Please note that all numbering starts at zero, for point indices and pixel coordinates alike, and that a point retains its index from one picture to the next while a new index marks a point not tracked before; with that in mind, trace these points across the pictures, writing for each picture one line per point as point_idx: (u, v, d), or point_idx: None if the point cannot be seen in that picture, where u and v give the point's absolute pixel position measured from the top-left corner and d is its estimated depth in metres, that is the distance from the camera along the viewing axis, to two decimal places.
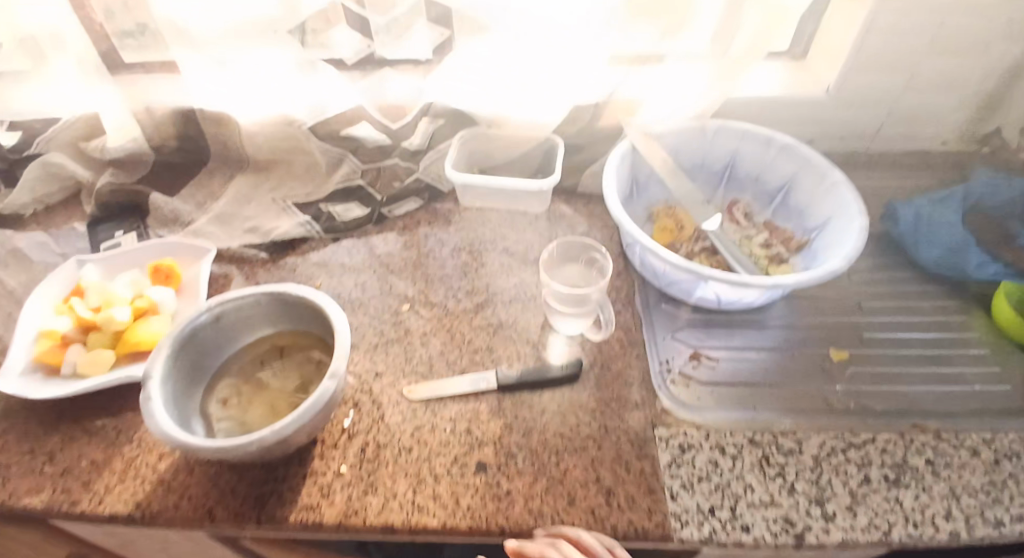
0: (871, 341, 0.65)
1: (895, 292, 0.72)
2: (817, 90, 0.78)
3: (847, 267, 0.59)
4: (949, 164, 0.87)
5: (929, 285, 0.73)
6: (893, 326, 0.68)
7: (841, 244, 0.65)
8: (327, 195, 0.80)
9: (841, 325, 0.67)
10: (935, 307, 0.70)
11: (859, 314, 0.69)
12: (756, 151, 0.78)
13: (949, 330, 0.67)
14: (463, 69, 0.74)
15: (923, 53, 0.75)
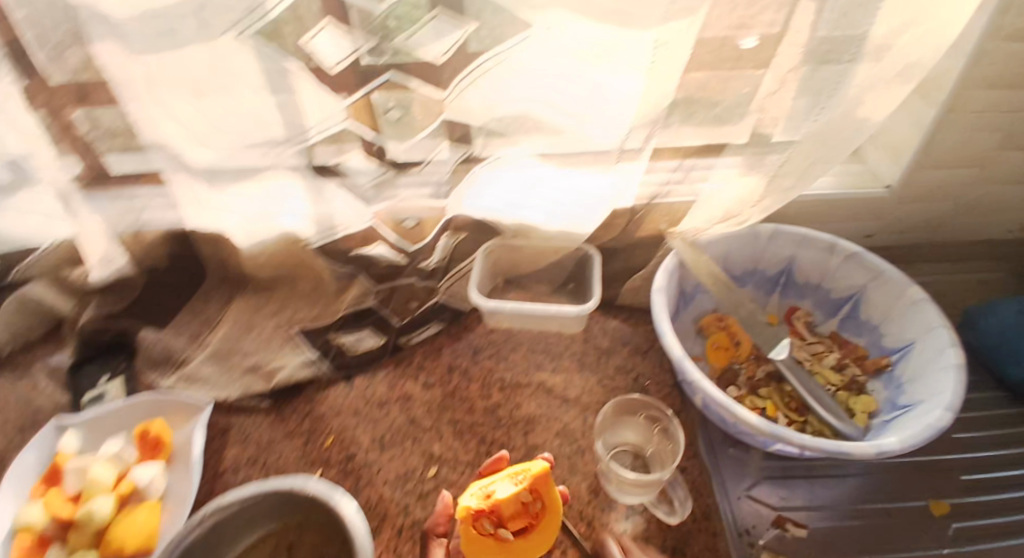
0: (969, 487, 0.61)
1: (982, 418, 0.67)
2: (874, 187, 0.73)
3: (949, 423, 0.53)
4: (1013, 254, 0.81)
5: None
6: (980, 464, 0.63)
7: (932, 378, 0.58)
8: (337, 322, 0.73)
9: (930, 469, 0.62)
10: None
11: (952, 451, 0.64)
12: (817, 256, 0.71)
13: None
14: (489, 182, 0.68)
15: (998, 147, 0.68)
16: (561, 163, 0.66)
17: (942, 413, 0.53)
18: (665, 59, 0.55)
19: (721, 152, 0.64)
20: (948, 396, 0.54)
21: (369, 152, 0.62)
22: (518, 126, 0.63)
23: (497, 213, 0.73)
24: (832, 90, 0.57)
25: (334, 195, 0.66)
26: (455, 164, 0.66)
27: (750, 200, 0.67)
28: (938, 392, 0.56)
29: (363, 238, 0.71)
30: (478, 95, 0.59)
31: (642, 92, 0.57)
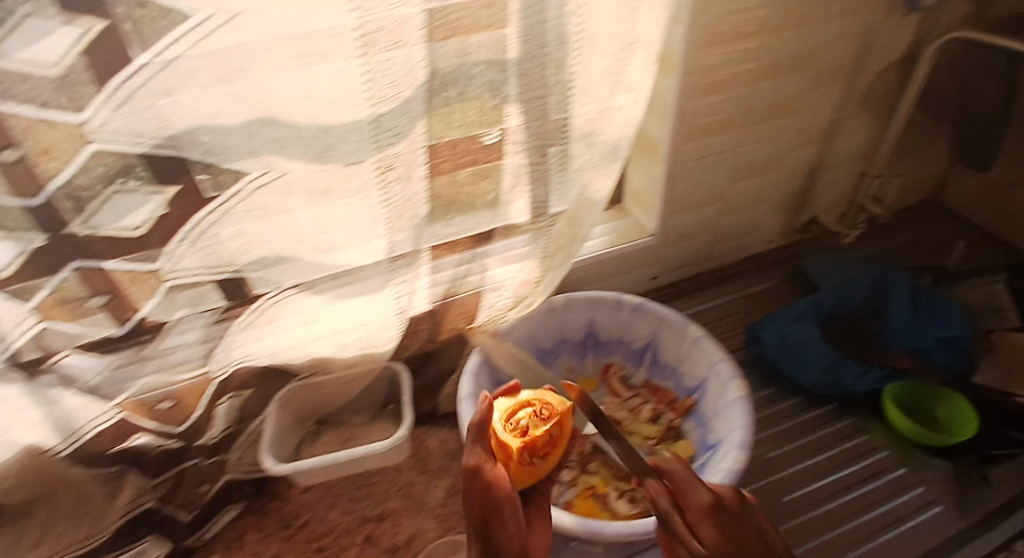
0: (794, 511, 0.64)
1: (791, 430, 0.72)
2: (641, 238, 0.80)
3: (741, 462, 0.57)
4: (782, 261, 0.90)
5: (824, 407, 0.74)
6: (799, 481, 0.67)
7: (725, 412, 0.63)
8: (110, 532, 0.64)
9: (762, 497, 0.66)
10: (837, 432, 0.71)
11: (772, 474, 0.68)
12: (610, 315, 0.75)
13: (864, 456, 0.69)
14: (262, 332, 0.64)
15: (729, 182, 0.76)
16: (331, 297, 0.62)
17: (736, 455, 0.57)
18: (397, 180, 0.55)
19: (491, 240, 0.66)
20: (738, 434, 0.59)
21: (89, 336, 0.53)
22: (268, 274, 0.58)
23: (282, 357, 0.67)
24: (559, 173, 0.61)
25: (68, 394, 0.55)
26: (204, 327, 0.59)
27: (531, 280, 0.70)
28: (732, 428, 0.60)
29: (122, 431, 0.60)
30: (205, 255, 0.53)
31: (387, 214, 0.57)
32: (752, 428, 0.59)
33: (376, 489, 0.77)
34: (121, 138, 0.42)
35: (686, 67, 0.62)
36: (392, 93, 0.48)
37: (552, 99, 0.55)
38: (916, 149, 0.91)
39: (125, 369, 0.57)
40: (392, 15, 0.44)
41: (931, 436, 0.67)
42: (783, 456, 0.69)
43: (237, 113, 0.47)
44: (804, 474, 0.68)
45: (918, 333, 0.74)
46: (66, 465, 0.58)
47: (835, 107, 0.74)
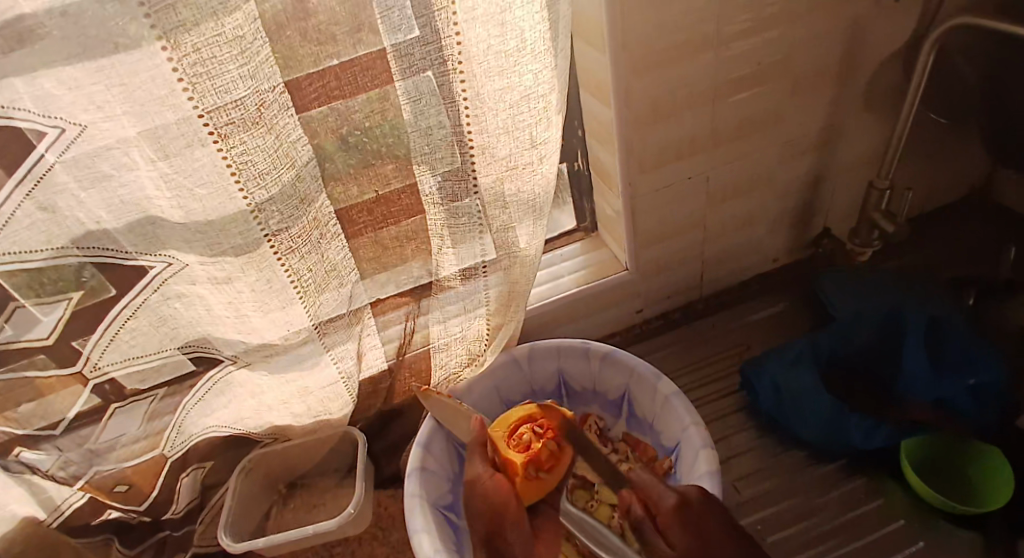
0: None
1: (784, 490, 0.66)
2: (615, 273, 0.73)
3: None
4: (784, 283, 0.83)
5: (830, 464, 0.67)
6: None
7: (695, 488, 0.56)
8: None
9: None
10: (842, 496, 0.65)
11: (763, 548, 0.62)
12: (579, 363, 0.69)
13: (874, 529, 0.62)
14: (214, 408, 0.63)
15: (703, 211, 0.70)
16: (266, 372, 0.61)
17: None
18: (302, 260, 0.51)
19: (432, 293, 0.62)
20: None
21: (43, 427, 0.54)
22: (204, 352, 0.58)
23: (240, 427, 0.67)
24: (481, 228, 0.55)
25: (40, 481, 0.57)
26: (150, 406, 0.60)
27: (481, 335, 0.64)
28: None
29: (96, 505, 0.62)
30: (130, 348, 0.54)
31: (301, 293, 0.53)
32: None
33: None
34: (14, 252, 0.43)
35: (621, 96, 0.56)
36: (266, 180, 0.44)
37: (457, 157, 0.50)
38: (947, 147, 0.79)
39: (76, 460, 0.57)
40: (237, 104, 0.40)
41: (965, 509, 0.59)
42: (779, 524, 0.64)
43: (118, 214, 0.46)
44: (805, 550, 0.62)
45: (935, 385, 0.64)
46: (66, 535, 0.61)
47: (825, 114, 0.66)
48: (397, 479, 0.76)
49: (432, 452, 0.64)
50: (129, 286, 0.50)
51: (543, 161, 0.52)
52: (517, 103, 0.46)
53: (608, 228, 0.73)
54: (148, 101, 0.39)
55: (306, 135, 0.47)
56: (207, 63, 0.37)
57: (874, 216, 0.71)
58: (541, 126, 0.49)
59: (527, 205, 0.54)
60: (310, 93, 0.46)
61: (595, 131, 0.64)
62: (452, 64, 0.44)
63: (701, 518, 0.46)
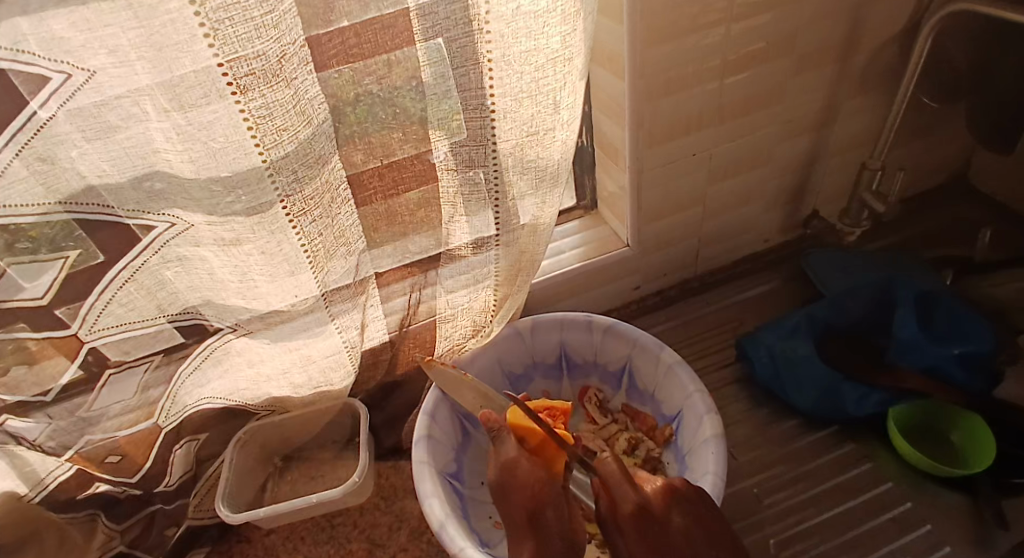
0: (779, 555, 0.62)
1: (777, 455, 0.70)
2: (617, 249, 0.75)
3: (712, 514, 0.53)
4: (773, 263, 0.86)
5: (817, 431, 0.71)
6: (793, 523, 0.64)
7: (700, 451, 0.59)
8: None
9: (747, 539, 0.63)
10: (832, 461, 0.69)
11: (759, 509, 0.65)
12: (581, 336, 0.71)
13: (862, 491, 0.66)
14: (210, 378, 0.62)
15: (705, 188, 0.72)
16: (268, 341, 0.59)
17: None
18: (315, 224, 0.50)
19: (440, 264, 0.62)
20: (710, 481, 0.55)
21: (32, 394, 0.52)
22: (202, 320, 0.57)
23: (235, 399, 0.65)
24: (497, 196, 0.55)
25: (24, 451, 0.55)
26: (144, 376, 0.57)
27: (487, 308, 0.66)
28: (704, 472, 0.56)
29: (83, 478, 0.60)
30: (127, 311, 0.51)
31: (312, 259, 0.52)
32: (725, 474, 0.55)
33: (340, 530, 0.71)
34: (5, 207, 0.40)
35: (635, 68, 0.56)
36: (283, 137, 0.43)
37: (477, 120, 0.49)
38: (928, 133, 0.83)
39: (66, 428, 0.55)
40: (259, 55, 0.38)
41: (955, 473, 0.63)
42: (773, 488, 0.67)
43: (123, 168, 0.43)
44: (798, 510, 0.65)
45: (931, 351, 0.67)
46: (48, 510, 0.60)
47: (824, 95, 0.68)
48: (397, 451, 0.76)
49: (437, 421, 0.65)
50: (126, 250, 0.48)
51: (563, 126, 0.52)
52: (543, 66, 0.47)
53: (611, 204, 0.75)
54: (164, 46, 0.37)
55: (325, 96, 0.45)
56: (232, 8, 0.36)
57: (865, 195, 0.74)
58: (564, 91, 0.50)
59: (540, 175, 0.55)
60: (330, 50, 0.44)
61: (603, 104, 0.65)
62: (478, 24, 0.43)
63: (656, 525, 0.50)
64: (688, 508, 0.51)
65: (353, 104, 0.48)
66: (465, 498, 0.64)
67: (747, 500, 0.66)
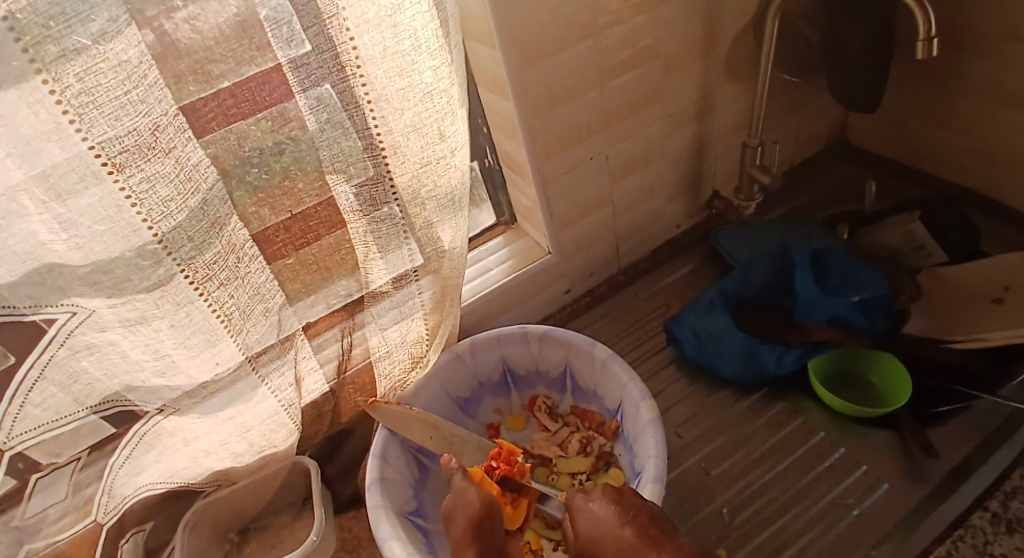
0: (732, 523, 0.65)
1: (719, 426, 0.74)
2: (540, 257, 0.79)
3: (660, 496, 0.56)
4: (689, 247, 0.91)
5: (751, 397, 0.76)
6: (742, 488, 0.68)
7: (642, 437, 0.62)
8: None
9: (703, 516, 0.66)
10: (769, 422, 0.73)
11: (710, 484, 0.69)
12: (520, 348, 0.74)
13: (801, 445, 0.70)
14: (148, 463, 0.59)
15: (609, 190, 0.76)
16: (199, 414, 0.57)
17: (651, 491, 0.56)
18: (222, 288, 0.49)
19: (365, 307, 0.62)
20: (653, 464, 0.58)
21: None
22: (125, 406, 0.53)
23: (177, 480, 0.62)
24: (404, 230, 0.57)
25: None
26: (74, 476, 0.55)
27: (422, 338, 0.67)
28: (647, 457, 0.60)
29: None
30: (46, 412, 0.48)
31: (225, 323, 0.50)
32: (665, 453, 0.59)
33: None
34: None
35: (517, 88, 0.59)
36: (170, 207, 0.42)
37: (370, 162, 0.51)
38: (799, 106, 0.91)
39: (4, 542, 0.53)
40: (130, 132, 0.38)
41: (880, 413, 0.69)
42: (720, 460, 0.70)
43: (9, 266, 0.40)
44: (745, 476, 0.69)
45: (832, 302, 0.73)
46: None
47: (698, 87, 0.74)
48: (356, 500, 0.77)
49: (388, 460, 0.66)
50: (29, 347, 0.44)
51: (455, 153, 0.55)
52: (422, 100, 0.49)
53: (525, 216, 0.78)
54: (31, 138, 0.35)
55: (209, 158, 0.45)
56: (94, 91, 0.35)
57: (751, 171, 0.80)
58: (447, 121, 0.52)
59: (445, 202, 0.58)
60: (206, 114, 0.43)
61: (499, 126, 0.67)
62: (350, 69, 0.45)
63: (593, 519, 0.49)
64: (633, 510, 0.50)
65: (257, 159, 0.48)
66: (430, 531, 0.67)
67: (697, 476, 0.70)
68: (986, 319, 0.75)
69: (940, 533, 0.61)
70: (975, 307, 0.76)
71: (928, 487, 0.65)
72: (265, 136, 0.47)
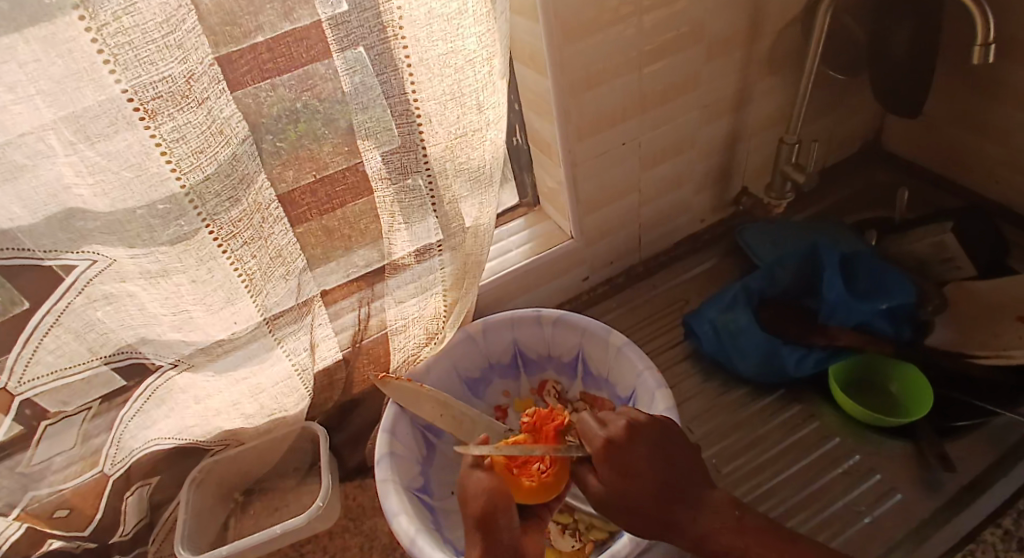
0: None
1: (732, 424, 0.73)
2: (562, 241, 0.78)
3: None
4: (712, 241, 0.90)
5: (766, 397, 0.75)
6: (752, 487, 0.67)
7: None
8: None
9: None
10: (783, 423, 0.72)
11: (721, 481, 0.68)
12: (532, 331, 0.74)
13: (815, 449, 0.70)
14: (158, 417, 0.58)
15: (638, 176, 0.74)
16: (213, 372, 0.56)
17: None
18: (246, 246, 0.47)
19: (385, 277, 0.61)
20: None
21: None
22: (139, 359, 0.53)
23: (186, 437, 0.62)
24: (433, 200, 0.56)
25: None
26: (83, 425, 0.54)
27: (439, 313, 0.66)
28: None
29: (31, 540, 0.57)
30: (58, 357, 0.47)
31: (247, 282, 0.49)
32: None
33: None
34: None
35: (555, 64, 0.57)
36: (200, 159, 0.40)
37: (404, 126, 0.50)
38: (836, 105, 0.89)
39: (10, 487, 0.52)
40: (164, 78, 0.36)
41: (897, 421, 0.68)
42: (732, 457, 0.70)
43: (33, 208, 0.39)
44: (756, 476, 0.68)
45: (858, 307, 0.72)
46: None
47: (737, 77, 0.72)
48: (363, 470, 0.77)
49: (397, 436, 0.66)
50: (47, 293, 0.44)
51: (490, 126, 0.54)
52: (463, 67, 0.48)
53: (549, 199, 0.77)
54: (63, 77, 0.34)
55: (240, 111, 0.43)
56: (130, 31, 0.34)
57: (784, 168, 0.78)
58: (486, 92, 0.51)
59: (476, 177, 0.57)
60: (241, 68, 0.42)
61: (531, 102, 0.66)
62: (392, 31, 0.44)
63: (627, 457, 0.52)
64: (658, 434, 0.55)
65: (277, 125, 0.46)
66: (435, 509, 0.66)
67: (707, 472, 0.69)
68: (1007, 335, 0.73)
69: (952, 545, 0.60)
70: (997, 324, 0.75)
71: (941, 499, 0.64)
72: (287, 95, 0.45)
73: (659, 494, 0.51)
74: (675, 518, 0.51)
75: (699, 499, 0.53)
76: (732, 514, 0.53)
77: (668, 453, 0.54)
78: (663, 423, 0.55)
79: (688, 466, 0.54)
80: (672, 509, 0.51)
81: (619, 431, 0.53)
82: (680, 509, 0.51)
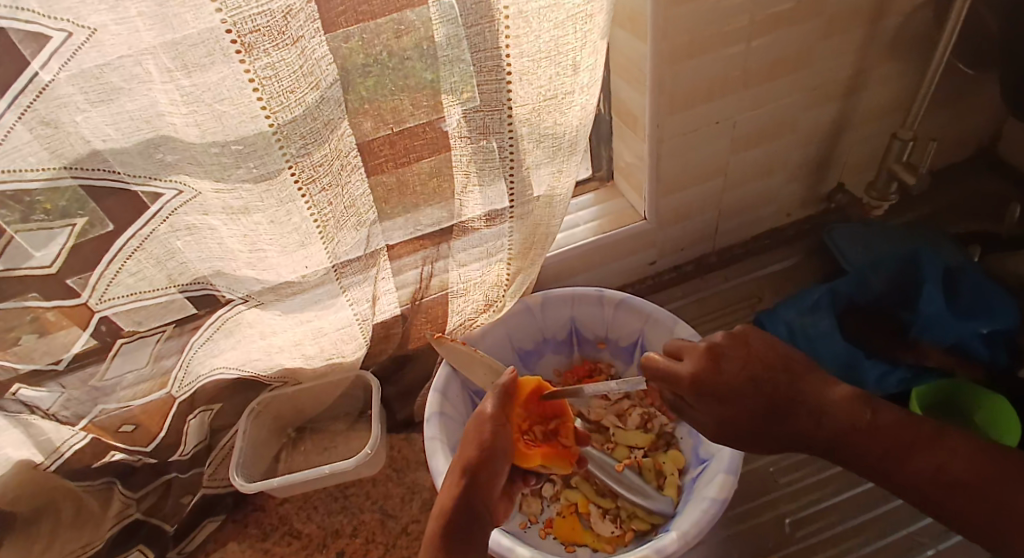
0: (794, 534, 0.66)
1: None
2: (633, 221, 0.74)
3: (731, 490, 0.55)
4: (793, 238, 0.85)
5: None
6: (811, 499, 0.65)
7: None
8: (105, 544, 0.65)
9: (761, 525, 0.67)
10: None
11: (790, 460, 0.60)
12: (592, 310, 0.72)
13: None
14: (224, 349, 0.61)
15: (726, 159, 0.70)
16: (279, 312, 0.57)
17: (722, 480, 0.56)
18: (324, 192, 0.47)
19: (453, 237, 0.60)
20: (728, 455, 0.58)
21: (38, 354, 0.50)
22: (212, 291, 0.55)
23: (248, 370, 0.65)
24: (512, 163, 0.54)
25: (36, 420, 0.55)
26: (155, 346, 0.56)
27: (501, 280, 0.65)
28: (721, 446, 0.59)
29: (100, 447, 0.61)
30: (138, 282, 0.49)
31: (321, 228, 0.49)
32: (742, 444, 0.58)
33: (353, 500, 0.74)
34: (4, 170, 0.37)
35: (658, 29, 0.53)
36: (290, 100, 0.40)
37: (491, 84, 0.48)
38: (952, 102, 0.81)
39: (80, 398, 0.55)
40: (264, 11, 0.35)
41: None
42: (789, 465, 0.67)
43: (126, 132, 0.40)
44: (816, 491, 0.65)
45: (955, 327, 0.68)
46: (66, 479, 0.61)
47: (853, 61, 0.65)
48: (409, 424, 0.79)
49: (448, 397, 0.66)
50: (133, 218, 0.45)
51: (581, 90, 0.51)
52: (562, 23, 0.45)
53: (626, 175, 0.74)
54: (166, 1, 0.34)
55: (331, 53, 0.42)
56: None
57: (891, 166, 0.72)
58: (583, 52, 0.48)
59: (557, 143, 0.55)
60: (337, 8, 0.41)
61: (622, 69, 0.63)
62: None
63: (709, 394, 0.51)
64: (743, 350, 0.53)
65: (363, 71, 0.45)
66: None
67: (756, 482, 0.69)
68: None
69: None
70: None
71: None
72: (369, 43, 0.44)
73: (769, 388, 0.51)
74: (797, 424, 0.50)
75: (803, 418, 0.50)
76: (862, 412, 0.50)
77: (766, 357, 0.52)
78: (742, 336, 0.54)
79: (791, 361, 0.52)
80: (802, 390, 0.51)
81: (700, 361, 0.53)
82: (797, 420, 0.50)
